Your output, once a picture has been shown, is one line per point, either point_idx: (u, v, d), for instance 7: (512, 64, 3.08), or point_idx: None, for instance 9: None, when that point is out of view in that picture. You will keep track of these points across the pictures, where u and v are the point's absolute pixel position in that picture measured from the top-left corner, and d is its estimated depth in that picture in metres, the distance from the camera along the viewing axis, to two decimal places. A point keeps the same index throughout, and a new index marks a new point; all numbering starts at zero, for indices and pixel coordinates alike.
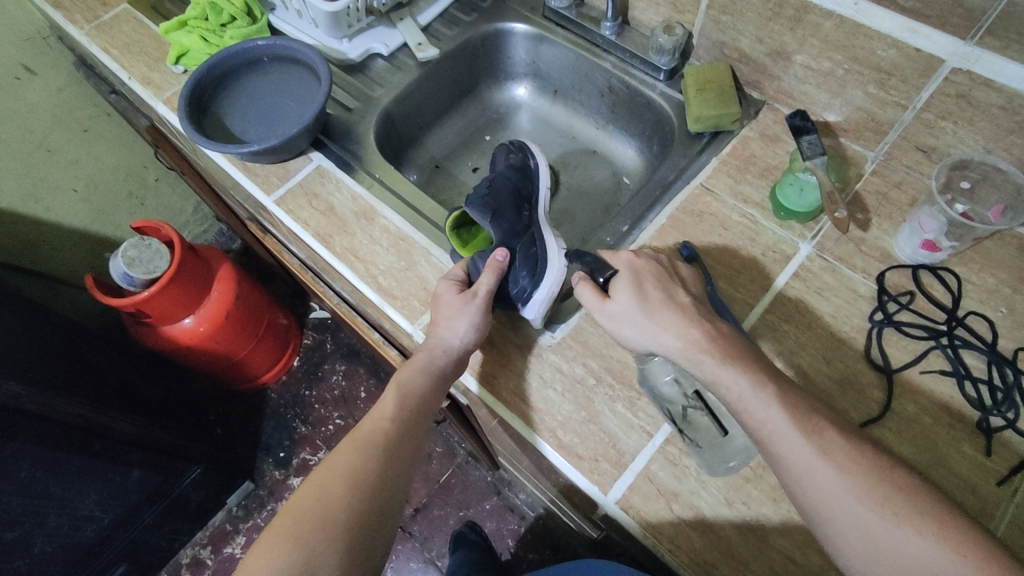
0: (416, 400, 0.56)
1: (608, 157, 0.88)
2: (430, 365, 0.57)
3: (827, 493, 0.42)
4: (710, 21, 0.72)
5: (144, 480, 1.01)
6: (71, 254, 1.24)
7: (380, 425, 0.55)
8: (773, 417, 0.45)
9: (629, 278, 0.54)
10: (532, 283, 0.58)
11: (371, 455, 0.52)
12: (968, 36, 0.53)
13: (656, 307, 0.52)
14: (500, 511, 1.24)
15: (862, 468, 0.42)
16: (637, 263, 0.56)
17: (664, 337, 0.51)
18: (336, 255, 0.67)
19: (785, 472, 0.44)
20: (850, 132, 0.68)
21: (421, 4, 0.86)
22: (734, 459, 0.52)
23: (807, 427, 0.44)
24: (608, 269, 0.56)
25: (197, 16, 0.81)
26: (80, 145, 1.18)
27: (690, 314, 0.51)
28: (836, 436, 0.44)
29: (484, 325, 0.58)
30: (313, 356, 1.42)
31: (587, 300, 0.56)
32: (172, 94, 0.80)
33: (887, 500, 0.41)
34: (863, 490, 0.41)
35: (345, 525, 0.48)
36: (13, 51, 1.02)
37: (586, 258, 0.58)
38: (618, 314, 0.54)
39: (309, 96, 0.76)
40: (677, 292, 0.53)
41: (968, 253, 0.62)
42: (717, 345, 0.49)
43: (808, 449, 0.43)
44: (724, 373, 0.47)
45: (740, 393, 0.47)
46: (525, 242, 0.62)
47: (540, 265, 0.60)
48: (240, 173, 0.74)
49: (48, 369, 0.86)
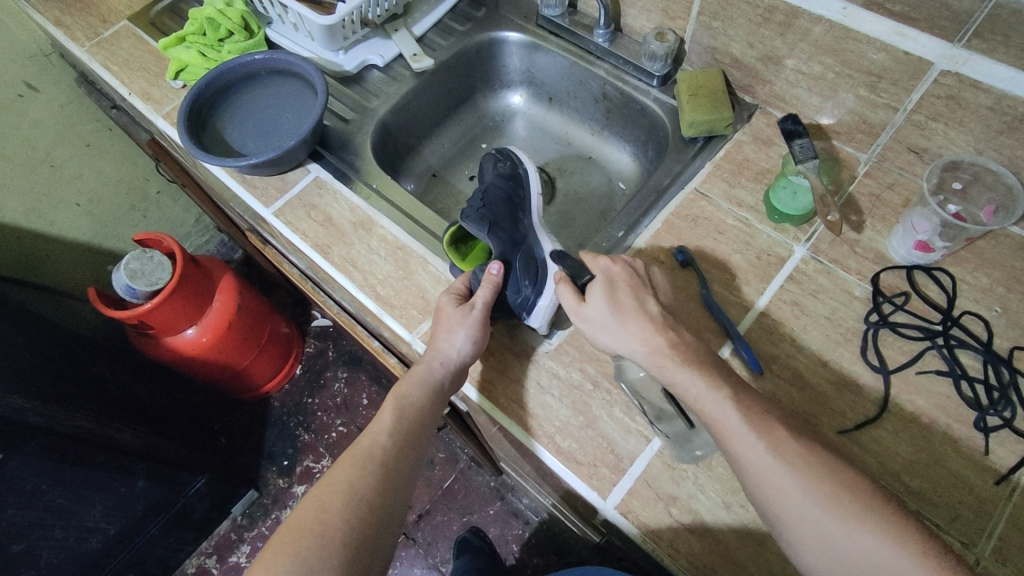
0: (414, 414, 0.57)
1: (604, 163, 0.89)
2: (429, 378, 0.57)
3: (778, 490, 0.43)
4: (702, 27, 0.72)
5: (148, 491, 1.02)
6: (74, 267, 1.26)
7: (379, 438, 0.55)
8: (730, 417, 0.46)
9: (603, 284, 0.54)
10: (535, 291, 0.59)
11: (369, 469, 0.53)
12: (955, 39, 0.53)
13: (628, 314, 0.52)
14: (504, 516, 1.24)
15: (813, 467, 0.43)
16: (614, 269, 0.55)
17: (630, 344, 0.51)
18: (334, 265, 0.68)
19: (767, 503, 0.44)
20: (843, 135, 0.69)
21: (417, 15, 0.87)
22: (701, 447, 0.54)
23: (762, 428, 0.45)
24: (585, 275, 0.56)
25: (195, 31, 0.81)
26: (81, 159, 1.19)
27: (659, 323, 0.51)
28: (789, 436, 0.45)
29: (483, 338, 0.58)
30: (315, 365, 1.43)
31: (565, 300, 0.55)
32: (172, 108, 0.81)
33: (837, 494, 0.42)
34: (812, 487, 0.42)
35: (343, 540, 0.49)
36: (16, 68, 1.03)
37: (567, 261, 0.58)
38: (591, 319, 0.54)
39: (307, 109, 0.77)
40: (649, 301, 0.53)
41: (961, 253, 0.62)
42: (679, 351, 0.50)
43: (761, 448, 0.44)
44: (683, 377, 0.48)
45: (700, 394, 0.47)
46: (524, 253, 0.62)
47: (539, 275, 0.61)
48: (240, 186, 0.75)
49: (52, 383, 0.87)
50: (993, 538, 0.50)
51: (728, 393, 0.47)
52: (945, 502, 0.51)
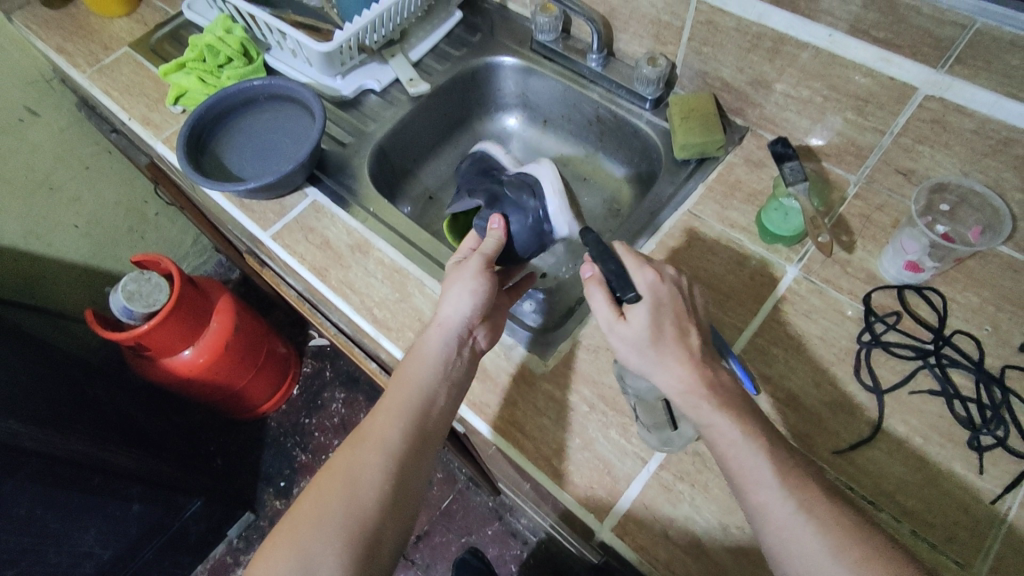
0: (419, 388, 0.53)
1: (599, 184, 0.89)
2: (431, 345, 0.54)
3: (804, 550, 0.41)
4: (693, 52, 0.74)
5: (143, 515, 1.01)
6: (72, 289, 1.26)
7: (382, 419, 0.52)
8: (757, 468, 0.44)
9: (650, 305, 0.50)
10: (539, 201, 0.62)
11: (370, 452, 0.50)
12: (938, 65, 0.55)
13: (668, 343, 0.49)
14: (502, 536, 1.23)
15: (842, 526, 0.42)
16: (661, 291, 0.51)
17: (663, 377, 0.49)
18: (331, 288, 0.69)
19: (763, 522, 0.44)
20: (833, 157, 0.70)
21: (413, 41, 0.89)
22: (667, 444, 0.54)
23: (793, 482, 0.44)
24: (631, 291, 0.50)
25: (194, 58, 0.83)
26: (80, 182, 1.20)
27: (698, 358, 0.49)
28: (818, 491, 0.44)
29: (484, 290, 0.56)
30: (313, 384, 1.42)
31: (600, 313, 0.51)
32: (172, 133, 0.82)
33: (865, 558, 0.40)
34: (842, 549, 0.41)
35: (343, 526, 0.47)
36: (17, 94, 1.04)
37: (609, 264, 0.52)
38: (627, 338, 0.50)
39: (305, 133, 0.78)
40: (691, 334, 0.50)
41: (951, 273, 0.63)
42: (716, 392, 0.47)
43: (789, 504, 0.43)
44: (718, 420, 0.46)
45: (732, 440, 0.46)
46: (510, 186, 0.64)
47: (535, 186, 0.63)
48: (238, 210, 0.76)
49: (49, 406, 0.87)
50: (990, 557, 0.50)
51: (761, 441, 0.45)
52: (942, 522, 0.51)
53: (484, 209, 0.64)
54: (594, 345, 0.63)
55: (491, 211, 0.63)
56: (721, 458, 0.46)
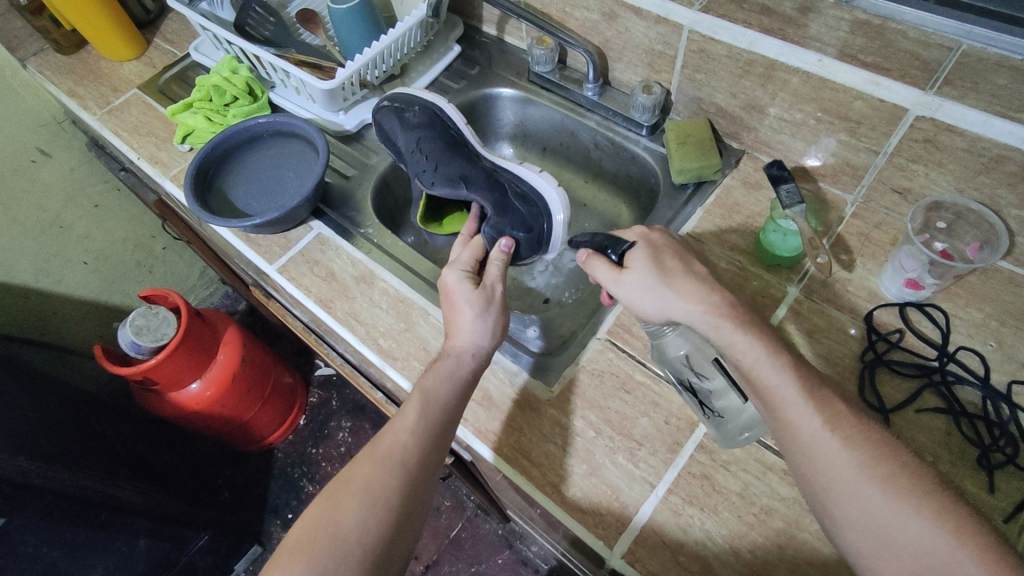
0: (441, 409, 0.53)
1: (598, 209, 0.91)
2: (457, 372, 0.55)
3: (831, 465, 0.41)
4: (685, 79, 0.75)
5: (150, 551, 0.99)
6: (81, 324, 1.27)
7: (400, 437, 0.51)
8: (782, 386, 0.44)
9: (645, 248, 0.55)
10: (548, 220, 0.72)
11: (387, 470, 0.49)
12: (926, 86, 0.56)
13: (675, 275, 0.52)
14: (512, 565, 1.21)
15: (869, 442, 0.42)
16: (653, 236, 0.56)
17: (679, 305, 0.50)
18: (336, 319, 0.70)
19: (790, 442, 0.44)
20: (828, 177, 0.71)
21: (413, 75, 0.91)
22: (748, 431, 0.53)
23: (818, 400, 0.44)
24: (623, 243, 0.55)
25: (201, 98, 0.85)
26: (90, 220, 1.22)
27: (710, 285, 0.51)
28: (847, 412, 0.43)
29: (501, 323, 0.59)
30: (319, 415, 1.42)
31: (601, 275, 0.56)
32: (178, 171, 0.84)
33: (894, 476, 0.40)
34: (868, 465, 0.41)
35: (359, 543, 0.45)
36: (29, 136, 1.07)
37: (597, 237, 0.58)
38: (634, 284, 0.53)
39: (309, 167, 0.80)
40: (695, 264, 0.53)
41: (952, 289, 0.63)
42: (737, 313, 0.48)
43: (817, 420, 0.43)
44: (738, 340, 0.47)
45: (753, 360, 0.46)
46: (518, 202, 0.72)
47: (542, 206, 0.72)
48: (244, 245, 0.77)
49: (56, 442, 0.87)
50: None
51: (785, 360, 0.45)
52: None
53: (495, 218, 0.69)
54: (599, 370, 0.63)
55: (501, 222, 0.69)
56: (746, 377, 0.46)
